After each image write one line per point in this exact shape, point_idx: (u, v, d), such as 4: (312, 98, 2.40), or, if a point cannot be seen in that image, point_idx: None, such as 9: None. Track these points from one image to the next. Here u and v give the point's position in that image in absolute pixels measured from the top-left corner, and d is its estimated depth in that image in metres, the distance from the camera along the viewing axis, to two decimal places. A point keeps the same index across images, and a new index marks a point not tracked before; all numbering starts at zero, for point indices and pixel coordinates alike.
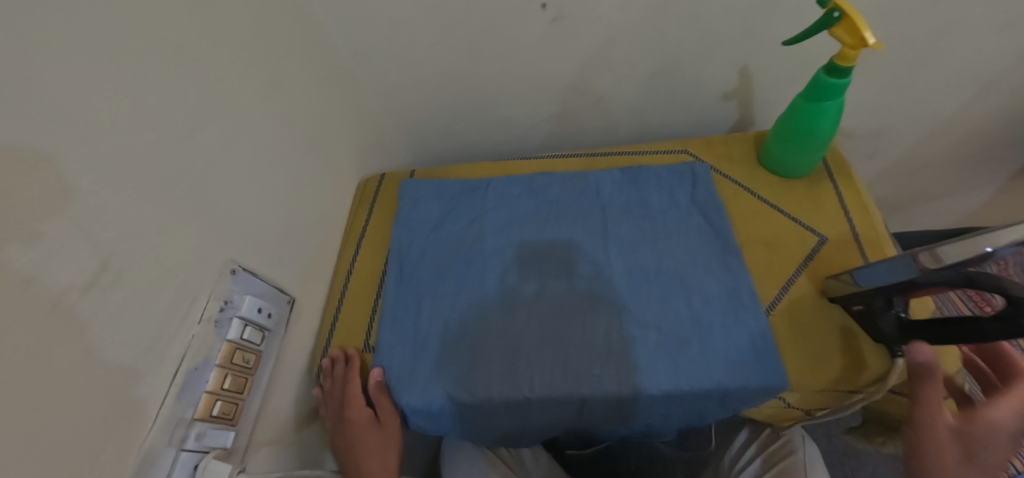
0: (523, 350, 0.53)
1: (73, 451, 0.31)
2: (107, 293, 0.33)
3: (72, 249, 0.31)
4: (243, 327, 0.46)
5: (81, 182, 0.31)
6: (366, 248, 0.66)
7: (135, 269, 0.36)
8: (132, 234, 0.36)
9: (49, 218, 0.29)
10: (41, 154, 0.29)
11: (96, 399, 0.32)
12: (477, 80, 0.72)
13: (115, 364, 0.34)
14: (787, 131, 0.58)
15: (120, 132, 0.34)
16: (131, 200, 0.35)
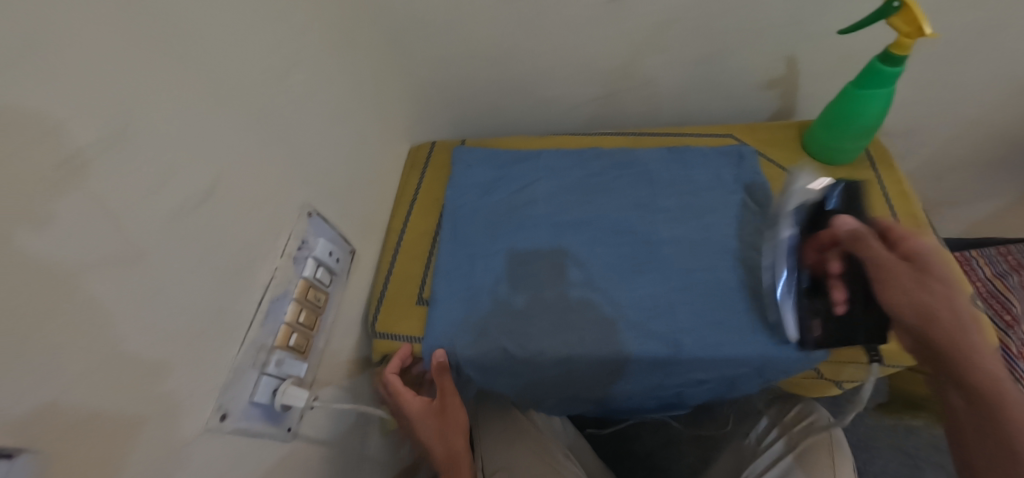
0: (573, 309, 0.56)
1: (170, 355, 0.33)
2: (200, 213, 0.36)
3: (188, 172, 0.35)
4: (316, 267, 0.48)
5: (192, 112, 0.35)
6: (418, 209, 0.68)
7: (227, 198, 0.39)
8: (222, 162, 0.38)
9: (171, 141, 0.33)
10: (152, 78, 0.31)
11: (190, 311, 0.35)
12: (528, 57, 0.74)
13: (205, 284, 0.37)
14: (833, 118, 0.60)
15: (220, 71, 0.38)
16: (226, 132, 0.39)
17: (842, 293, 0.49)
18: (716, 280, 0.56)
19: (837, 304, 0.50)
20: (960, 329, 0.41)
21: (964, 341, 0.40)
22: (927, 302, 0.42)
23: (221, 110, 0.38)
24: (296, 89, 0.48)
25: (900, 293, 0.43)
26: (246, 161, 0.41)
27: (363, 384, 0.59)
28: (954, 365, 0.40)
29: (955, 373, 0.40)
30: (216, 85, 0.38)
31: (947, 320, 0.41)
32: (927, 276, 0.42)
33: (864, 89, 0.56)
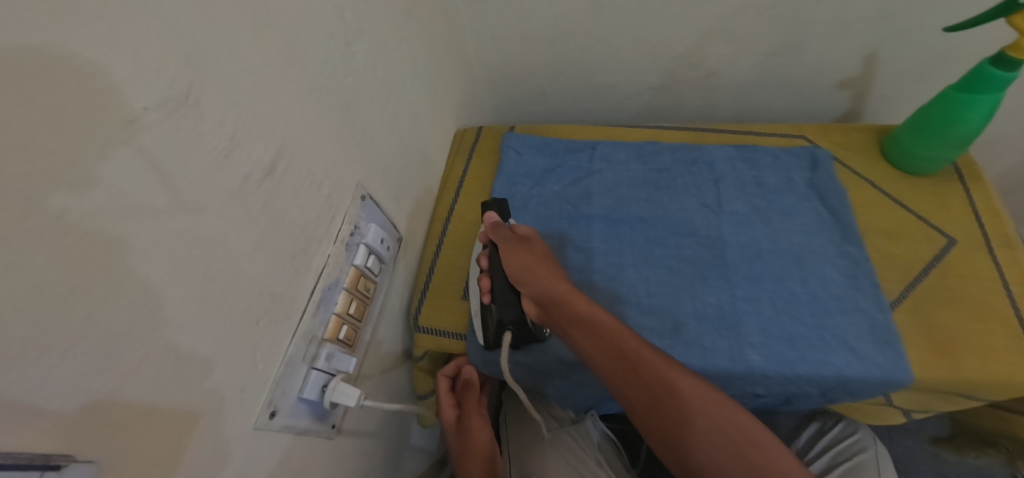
0: (631, 316, 0.52)
1: (220, 345, 0.30)
2: (255, 192, 0.33)
3: (248, 144, 0.32)
4: (367, 255, 0.45)
5: (258, 78, 0.32)
6: (464, 196, 0.64)
7: (285, 176, 0.35)
8: (284, 137, 0.35)
9: (234, 109, 0.30)
10: (213, 40, 0.28)
11: (242, 298, 0.32)
12: (588, 39, 0.70)
13: (258, 268, 0.33)
14: (923, 123, 0.55)
15: (283, 35, 0.35)
16: (289, 104, 0.36)
17: (487, 284, 0.51)
18: (787, 292, 0.52)
19: (485, 295, 0.51)
20: (599, 318, 0.46)
21: (605, 330, 0.45)
22: (551, 285, 0.48)
23: (283, 78, 0.35)
24: (361, 60, 0.45)
25: (538, 277, 0.48)
26: (308, 134, 0.38)
27: (402, 378, 0.56)
28: (604, 349, 0.45)
29: (606, 359, 0.45)
30: (282, 49, 0.35)
31: (589, 308, 0.47)
32: (546, 259, 0.50)
33: (966, 95, 0.50)
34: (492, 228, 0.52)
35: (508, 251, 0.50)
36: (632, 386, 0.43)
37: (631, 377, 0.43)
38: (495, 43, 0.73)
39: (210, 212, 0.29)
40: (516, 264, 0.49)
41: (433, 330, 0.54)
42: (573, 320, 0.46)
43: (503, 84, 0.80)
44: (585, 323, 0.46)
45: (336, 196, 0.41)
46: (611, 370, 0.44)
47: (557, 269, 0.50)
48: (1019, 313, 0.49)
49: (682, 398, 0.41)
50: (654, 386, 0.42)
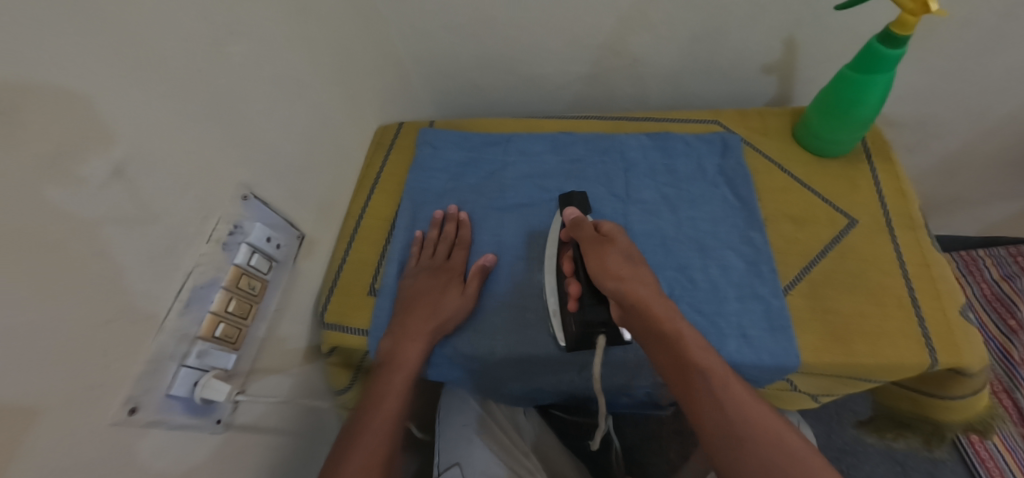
0: (529, 306, 0.53)
1: (73, 347, 0.31)
2: (109, 196, 0.33)
3: (91, 147, 0.31)
4: (251, 254, 0.46)
5: (102, 79, 0.32)
6: (379, 193, 0.67)
7: (144, 181, 0.36)
8: (144, 142, 0.36)
9: (67, 111, 0.29)
10: (52, 49, 0.28)
11: (99, 301, 0.33)
12: (509, 31, 0.69)
13: (117, 272, 0.34)
14: (827, 106, 0.54)
15: (133, 36, 0.34)
16: (143, 103, 0.35)
17: (574, 291, 0.48)
18: (687, 280, 0.52)
19: (572, 300, 0.48)
20: (686, 339, 0.40)
21: (691, 355, 0.39)
22: (632, 292, 0.43)
23: (131, 78, 0.34)
24: (238, 60, 0.45)
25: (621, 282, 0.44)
26: (170, 136, 0.38)
27: (313, 374, 0.57)
28: (677, 365, 0.40)
29: (686, 388, 0.39)
30: (133, 50, 0.34)
31: (676, 327, 0.41)
32: (630, 263, 0.46)
33: (861, 75, 0.50)
34: (574, 227, 0.51)
35: (592, 253, 0.47)
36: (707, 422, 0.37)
37: (711, 412, 0.37)
38: (419, 37, 0.73)
39: (47, 218, 0.29)
40: (600, 269, 0.45)
41: (339, 327, 0.55)
42: (653, 335, 0.41)
43: (435, 78, 0.80)
44: (665, 341, 0.40)
45: (208, 195, 0.42)
46: (677, 381, 0.39)
47: (645, 276, 0.45)
48: (914, 294, 0.49)
49: (765, 449, 0.34)
50: (735, 427, 0.36)
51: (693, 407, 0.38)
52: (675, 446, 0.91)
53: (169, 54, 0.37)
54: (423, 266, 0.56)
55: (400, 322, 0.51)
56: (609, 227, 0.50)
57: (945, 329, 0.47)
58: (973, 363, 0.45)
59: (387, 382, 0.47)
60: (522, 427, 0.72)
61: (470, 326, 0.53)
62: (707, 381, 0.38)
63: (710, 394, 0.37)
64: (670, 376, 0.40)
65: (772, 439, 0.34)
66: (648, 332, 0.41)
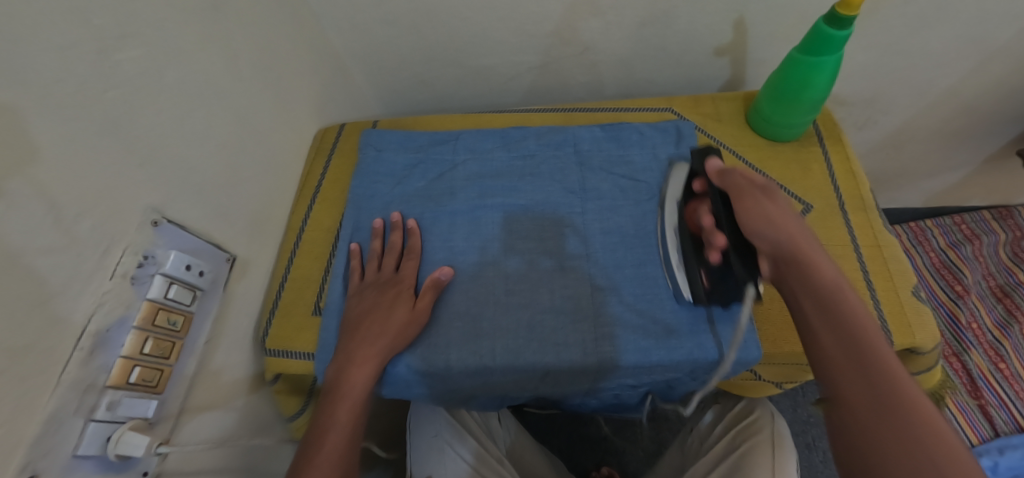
0: (485, 316, 0.51)
1: None
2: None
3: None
4: (168, 285, 0.41)
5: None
6: (320, 202, 0.63)
7: (23, 214, 0.30)
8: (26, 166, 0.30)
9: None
10: None
11: None
12: (452, 22, 0.65)
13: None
14: (777, 89, 0.53)
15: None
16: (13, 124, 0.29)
17: (722, 242, 0.43)
18: (645, 277, 0.52)
19: (715, 252, 0.45)
20: (858, 317, 0.37)
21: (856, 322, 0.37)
22: (805, 253, 0.41)
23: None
24: (132, 68, 0.39)
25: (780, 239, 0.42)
26: (51, 159, 0.32)
27: (257, 405, 0.54)
28: (832, 330, 0.37)
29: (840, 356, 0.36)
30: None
31: (848, 301, 0.38)
32: (790, 215, 0.43)
33: (809, 57, 0.49)
34: (719, 176, 0.45)
35: (752, 201, 0.42)
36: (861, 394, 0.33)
37: (871, 387, 0.33)
38: (356, 31, 0.67)
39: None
40: (758, 218, 0.42)
41: (281, 352, 0.53)
42: (820, 301, 0.38)
43: (377, 74, 0.76)
44: (834, 311, 0.38)
45: (106, 223, 0.37)
46: (830, 340, 0.37)
47: (821, 249, 0.42)
48: (868, 276, 0.49)
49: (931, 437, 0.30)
50: (890, 407, 0.32)
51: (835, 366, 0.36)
52: (649, 432, 0.93)
53: (42, 64, 0.32)
54: (368, 282, 0.53)
55: (348, 343, 0.48)
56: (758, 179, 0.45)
57: (898, 310, 0.47)
58: (926, 342, 0.45)
59: (329, 414, 0.45)
60: (494, 432, 0.70)
61: (427, 344, 0.50)
62: (867, 354, 0.35)
63: (865, 364, 0.34)
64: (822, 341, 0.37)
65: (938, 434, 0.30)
66: (814, 299, 0.39)
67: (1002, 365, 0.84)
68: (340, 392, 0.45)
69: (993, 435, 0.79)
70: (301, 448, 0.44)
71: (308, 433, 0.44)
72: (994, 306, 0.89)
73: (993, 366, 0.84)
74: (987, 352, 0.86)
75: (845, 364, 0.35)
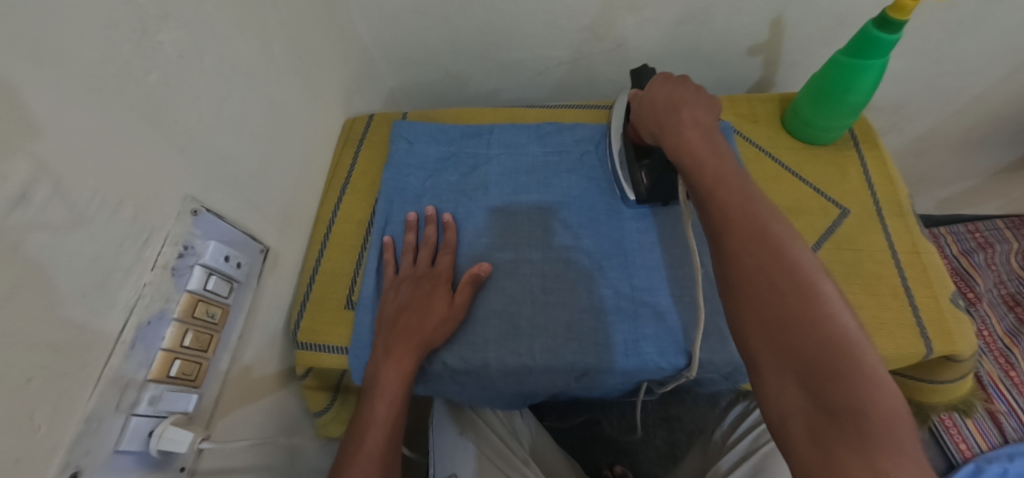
0: (522, 314, 0.50)
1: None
2: (29, 226, 0.27)
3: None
4: (208, 276, 0.40)
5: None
6: (350, 194, 0.62)
7: (64, 204, 0.29)
8: (70, 147, 0.29)
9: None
10: None
11: (18, 361, 0.26)
12: (487, 13, 0.64)
13: (31, 321, 0.27)
14: (820, 91, 0.53)
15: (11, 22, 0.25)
16: (38, 107, 0.27)
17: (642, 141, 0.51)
18: (685, 279, 0.51)
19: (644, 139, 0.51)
20: (760, 218, 0.36)
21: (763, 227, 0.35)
22: (685, 145, 0.43)
23: (12, 77, 0.25)
24: (173, 50, 0.37)
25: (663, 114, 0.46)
26: (90, 148, 0.31)
27: (286, 400, 0.53)
28: (738, 231, 0.35)
29: (750, 253, 0.34)
30: (31, 46, 0.26)
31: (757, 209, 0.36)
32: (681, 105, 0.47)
33: (854, 60, 0.49)
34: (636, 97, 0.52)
35: (659, 86, 0.49)
36: (757, 290, 0.32)
37: (775, 286, 0.32)
38: (385, 20, 0.65)
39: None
40: (652, 128, 0.48)
41: (313, 345, 0.51)
42: (726, 222, 0.36)
43: (403, 66, 0.74)
44: (738, 216, 0.36)
45: (145, 211, 0.35)
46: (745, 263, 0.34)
47: (711, 139, 0.43)
48: (907, 282, 0.49)
49: (826, 328, 0.29)
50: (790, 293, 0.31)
51: (752, 279, 0.33)
52: (662, 433, 0.93)
53: (84, 44, 0.30)
54: (404, 276, 0.51)
55: (387, 336, 0.47)
56: (662, 87, 0.49)
57: (937, 316, 0.48)
58: (966, 349, 0.46)
59: (369, 411, 0.44)
60: (517, 433, 0.69)
61: (466, 343, 0.49)
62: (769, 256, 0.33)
63: (765, 263, 0.33)
64: (742, 258, 0.34)
65: (857, 361, 0.27)
66: (759, 259, 0.33)
67: (1012, 373, 0.85)
68: (381, 390, 0.44)
69: (1002, 441, 0.80)
70: (343, 444, 0.44)
71: (349, 430, 0.44)
72: (1005, 314, 0.91)
73: (1004, 373, 0.86)
74: (997, 359, 0.87)
75: (751, 264, 0.34)
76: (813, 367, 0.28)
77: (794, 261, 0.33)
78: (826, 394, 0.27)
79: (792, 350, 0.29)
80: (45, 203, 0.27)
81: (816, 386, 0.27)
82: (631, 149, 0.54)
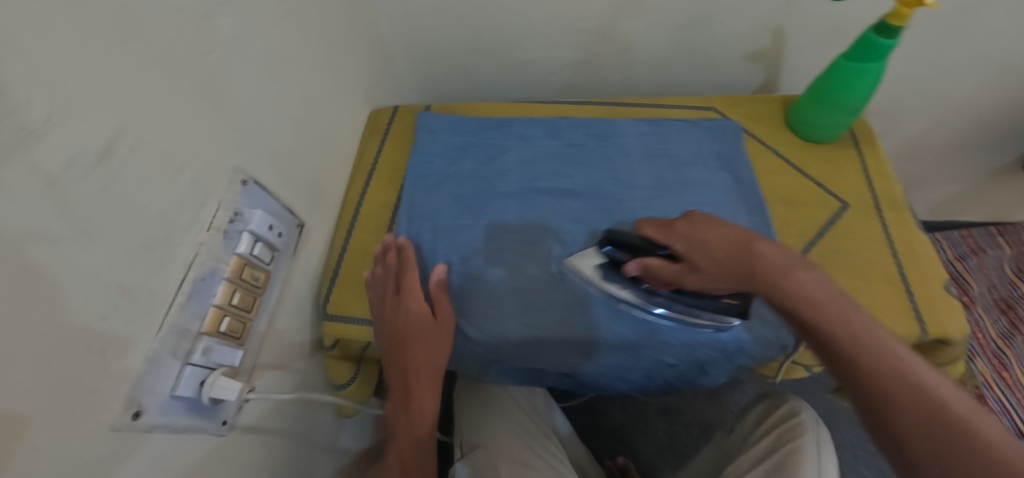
0: (538, 292, 0.53)
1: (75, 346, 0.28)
2: (111, 176, 0.30)
3: (75, 125, 0.27)
4: (253, 243, 0.43)
5: (66, 47, 0.26)
6: (376, 180, 0.65)
7: (138, 161, 0.32)
8: (145, 111, 0.33)
9: (16, 69, 0.23)
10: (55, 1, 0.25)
11: (95, 297, 0.29)
12: (504, 13, 0.67)
13: (110, 264, 0.30)
14: (822, 93, 0.57)
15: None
16: (123, 72, 0.31)
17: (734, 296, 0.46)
18: None
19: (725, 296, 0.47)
20: (847, 318, 0.36)
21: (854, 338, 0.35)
22: (770, 284, 0.41)
23: (101, 45, 0.29)
24: (228, 33, 0.40)
25: (739, 260, 0.43)
26: (162, 117, 0.34)
27: (313, 368, 0.56)
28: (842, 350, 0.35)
29: (862, 374, 0.33)
30: (119, 19, 0.30)
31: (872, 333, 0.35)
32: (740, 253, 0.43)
33: (855, 64, 0.53)
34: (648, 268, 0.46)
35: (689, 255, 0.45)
36: (907, 419, 0.30)
37: (912, 407, 0.30)
38: (407, 19, 0.69)
39: (19, 206, 0.24)
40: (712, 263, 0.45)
41: (342, 318, 0.54)
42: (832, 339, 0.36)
43: (421, 63, 0.78)
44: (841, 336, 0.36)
45: (203, 178, 0.38)
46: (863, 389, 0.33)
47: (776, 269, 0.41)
48: (902, 269, 0.53)
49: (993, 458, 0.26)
50: (878, 350, 0.34)
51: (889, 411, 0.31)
52: (663, 424, 0.95)
53: (159, 23, 0.33)
54: (382, 295, 0.51)
55: (403, 359, 0.48)
56: (698, 252, 0.44)
57: (930, 302, 0.51)
58: (956, 331, 0.49)
59: (400, 410, 0.49)
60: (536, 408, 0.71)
61: (486, 317, 0.52)
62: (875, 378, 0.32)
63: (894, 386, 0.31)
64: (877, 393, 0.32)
65: None
66: (867, 378, 0.33)
67: (1004, 373, 0.88)
68: (405, 390, 0.49)
69: None
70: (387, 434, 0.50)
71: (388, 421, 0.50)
72: (998, 318, 0.94)
73: (997, 374, 0.88)
74: (991, 361, 0.90)
75: (885, 384, 0.32)
76: (953, 450, 0.27)
77: (914, 377, 0.31)
78: None
79: (877, 391, 0.32)
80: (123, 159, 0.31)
81: None
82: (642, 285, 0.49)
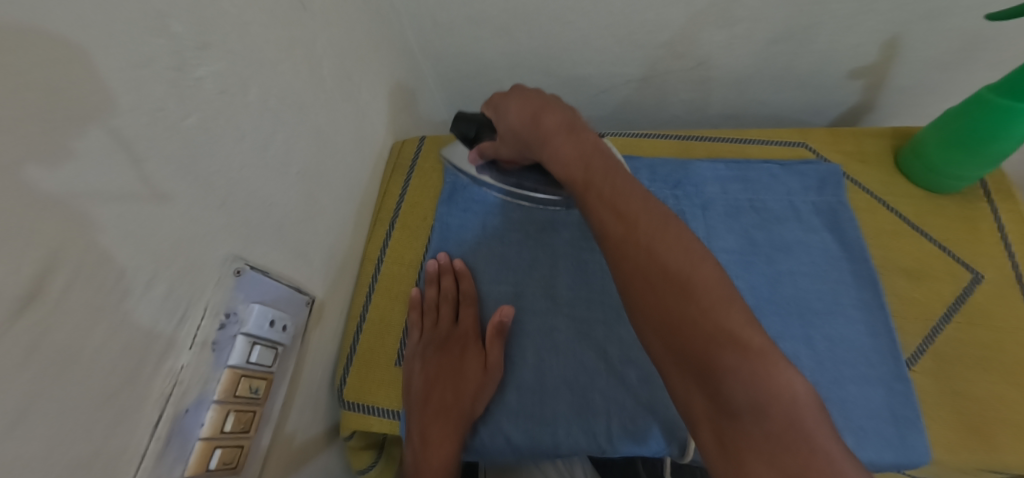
0: (594, 387, 0.46)
1: None
2: (55, 315, 0.21)
3: None
4: (251, 347, 0.34)
5: None
6: (401, 230, 0.57)
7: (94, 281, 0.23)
8: (94, 219, 0.23)
9: None
10: None
11: None
12: (553, 25, 0.56)
13: (58, 433, 0.22)
14: (958, 136, 0.45)
15: (5, 59, 0.18)
16: (64, 167, 0.21)
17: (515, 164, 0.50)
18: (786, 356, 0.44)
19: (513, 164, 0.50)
20: (646, 201, 0.32)
21: (654, 226, 0.30)
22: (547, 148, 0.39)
23: (9, 136, 0.19)
24: (213, 87, 0.31)
25: (529, 129, 0.40)
26: (118, 218, 0.24)
27: (331, 459, 0.49)
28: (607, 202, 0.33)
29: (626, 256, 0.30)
30: (48, 95, 0.20)
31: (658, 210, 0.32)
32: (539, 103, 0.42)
33: (1012, 103, 0.40)
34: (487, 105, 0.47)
35: (497, 99, 0.46)
36: (655, 296, 0.28)
37: (669, 283, 0.28)
38: (436, 30, 0.58)
39: None
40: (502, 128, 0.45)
41: (361, 406, 0.48)
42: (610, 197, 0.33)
43: (452, 80, 0.67)
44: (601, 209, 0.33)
45: (182, 283, 0.29)
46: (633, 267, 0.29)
47: (586, 144, 0.37)
48: None
49: (715, 315, 0.26)
50: (644, 251, 0.29)
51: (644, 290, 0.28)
52: None
53: (117, 96, 0.24)
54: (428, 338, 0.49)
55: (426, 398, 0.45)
56: (511, 104, 0.43)
57: None
58: None
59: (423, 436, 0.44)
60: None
61: (535, 415, 0.45)
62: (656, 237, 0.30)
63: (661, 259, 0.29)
64: (617, 249, 0.31)
65: (731, 332, 0.25)
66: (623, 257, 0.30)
67: None
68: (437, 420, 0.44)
69: None
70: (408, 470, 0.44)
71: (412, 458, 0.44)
72: None
73: None
74: None
75: (666, 251, 0.29)
76: (682, 329, 0.26)
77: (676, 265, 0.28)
78: (725, 395, 0.24)
79: (662, 319, 0.27)
80: (76, 278, 0.22)
81: (712, 382, 0.24)
82: (541, 173, 0.50)
